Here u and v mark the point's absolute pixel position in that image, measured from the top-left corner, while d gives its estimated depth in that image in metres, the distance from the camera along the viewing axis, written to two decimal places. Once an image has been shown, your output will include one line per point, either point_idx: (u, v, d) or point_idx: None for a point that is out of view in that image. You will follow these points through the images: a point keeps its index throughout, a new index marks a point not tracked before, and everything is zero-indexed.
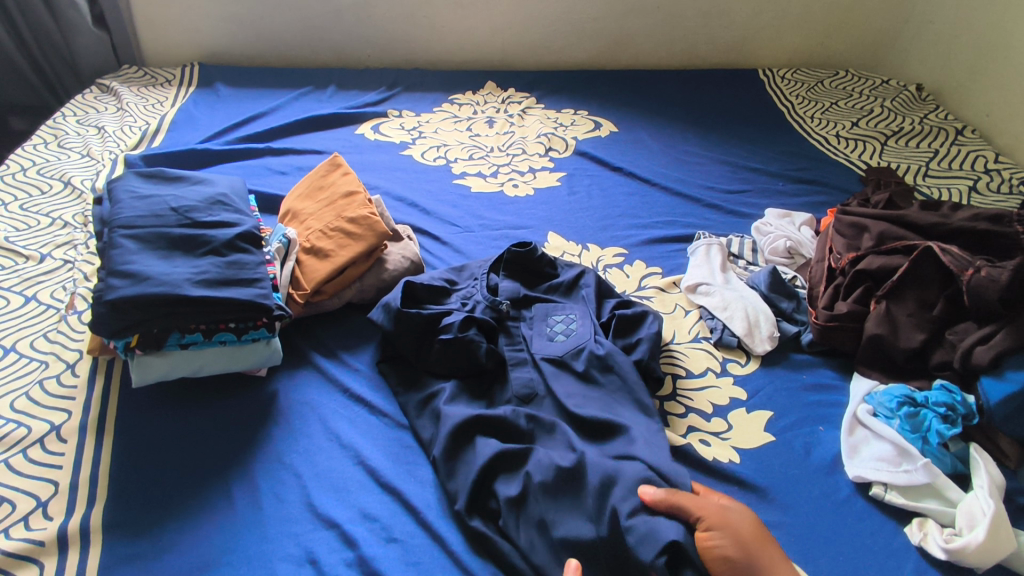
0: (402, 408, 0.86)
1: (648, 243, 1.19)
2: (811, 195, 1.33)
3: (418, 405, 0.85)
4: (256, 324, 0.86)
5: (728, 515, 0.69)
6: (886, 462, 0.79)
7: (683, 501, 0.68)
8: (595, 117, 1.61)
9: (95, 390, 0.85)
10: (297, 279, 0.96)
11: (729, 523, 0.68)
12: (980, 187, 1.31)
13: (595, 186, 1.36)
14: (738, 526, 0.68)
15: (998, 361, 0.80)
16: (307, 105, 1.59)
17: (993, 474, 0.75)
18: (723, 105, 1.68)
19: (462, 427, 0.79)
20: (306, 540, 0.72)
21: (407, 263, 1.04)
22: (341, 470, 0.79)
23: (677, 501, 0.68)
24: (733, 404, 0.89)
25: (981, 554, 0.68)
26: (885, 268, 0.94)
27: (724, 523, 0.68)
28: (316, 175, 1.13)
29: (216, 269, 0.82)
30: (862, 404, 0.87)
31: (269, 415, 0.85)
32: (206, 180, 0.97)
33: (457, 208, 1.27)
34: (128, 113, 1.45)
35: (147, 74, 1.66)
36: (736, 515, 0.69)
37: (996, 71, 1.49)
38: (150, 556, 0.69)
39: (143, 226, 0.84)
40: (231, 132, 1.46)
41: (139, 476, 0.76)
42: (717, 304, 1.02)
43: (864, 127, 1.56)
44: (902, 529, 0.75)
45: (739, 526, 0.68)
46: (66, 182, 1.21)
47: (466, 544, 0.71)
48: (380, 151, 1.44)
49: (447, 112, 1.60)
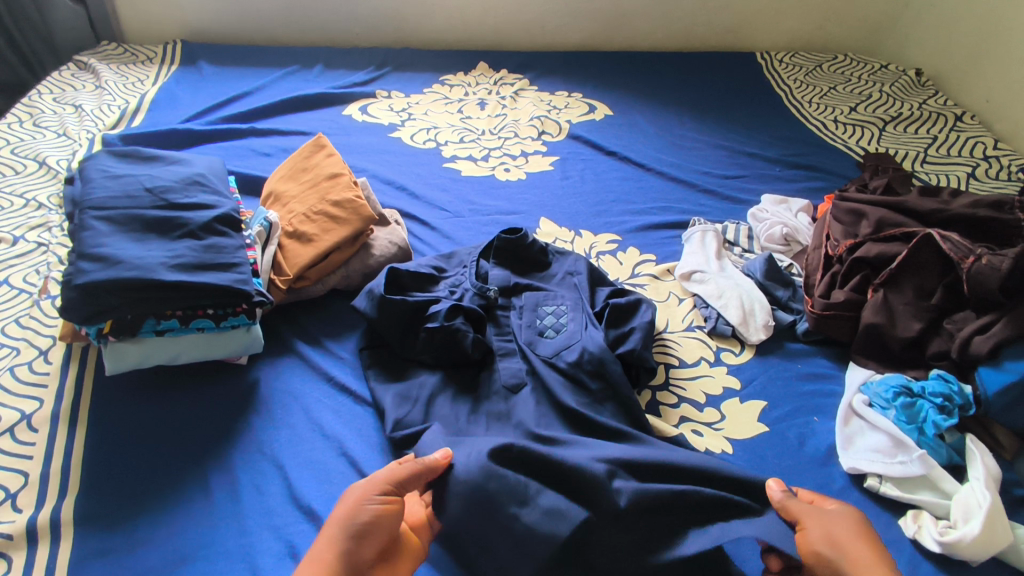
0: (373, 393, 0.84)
1: (642, 229, 1.17)
2: (809, 181, 1.31)
3: (411, 410, 0.80)
4: (236, 311, 0.82)
5: (841, 534, 0.63)
6: (882, 453, 0.77)
7: (795, 509, 0.66)
8: (590, 99, 1.57)
9: (69, 378, 0.82)
10: (279, 264, 0.93)
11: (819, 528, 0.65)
12: (979, 174, 1.29)
13: (589, 170, 1.33)
14: (843, 547, 0.62)
15: (997, 350, 0.78)
16: (292, 85, 1.55)
17: (989, 466, 0.73)
18: (720, 88, 1.64)
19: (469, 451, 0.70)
20: (286, 533, 0.69)
21: (394, 248, 1.01)
22: (324, 460, 0.77)
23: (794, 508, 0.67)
24: (726, 393, 0.88)
25: (977, 547, 0.67)
26: (883, 255, 0.92)
27: (829, 531, 0.64)
28: (299, 155, 1.09)
29: (192, 253, 0.79)
30: (858, 394, 0.85)
31: (249, 404, 0.82)
32: (183, 160, 0.93)
33: (447, 192, 1.23)
34: (106, 91, 1.40)
35: (127, 51, 1.60)
36: (856, 544, 0.62)
37: (997, 55, 1.47)
38: (123, 550, 0.66)
39: (115, 207, 0.80)
40: (214, 112, 1.41)
41: (114, 466, 0.74)
42: (712, 292, 1.00)
43: (862, 112, 1.53)
44: (897, 521, 0.74)
45: (847, 546, 0.62)
46: (40, 162, 1.17)
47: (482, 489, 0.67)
48: (367, 133, 1.40)
49: (438, 93, 1.56)
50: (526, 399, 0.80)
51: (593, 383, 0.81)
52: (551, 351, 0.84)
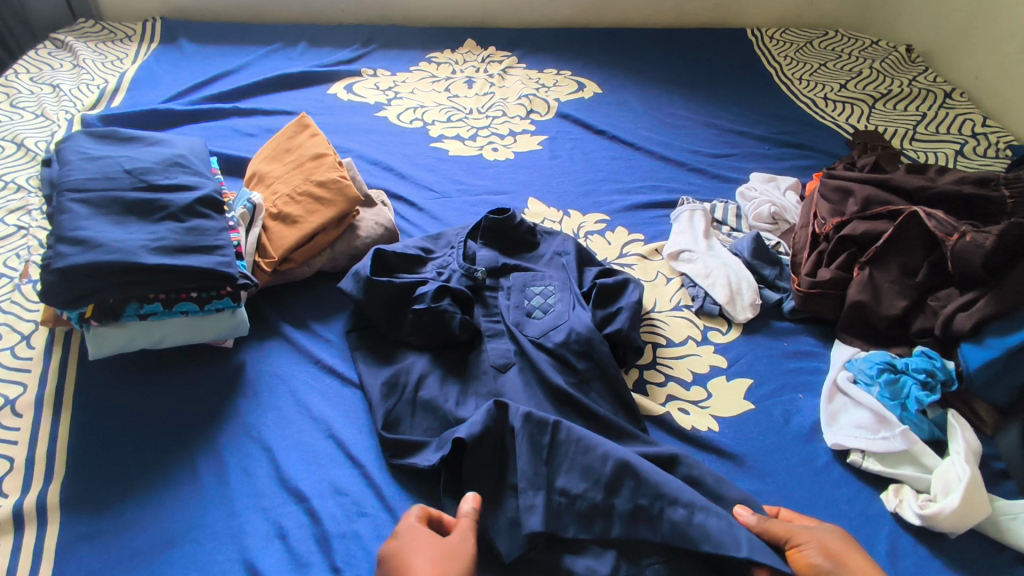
0: (360, 374, 0.84)
1: (632, 209, 1.16)
2: (798, 159, 1.31)
3: (399, 401, 0.79)
4: (220, 294, 0.82)
5: (833, 543, 0.63)
6: (865, 429, 0.78)
7: (778, 527, 0.64)
8: (579, 77, 1.55)
9: (53, 362, 0.81)
10: (263, 246, 0.92)
11: (816, 540, 0.63)
12: (967, 151, 1.29)
13: (578, 149, 1.32)
14: (834, 552, 0.62)
15: (979, 327, 0.79)
16: (275, 63, 1.51)
17: (970, 440, 0.74)
18: (711, 65, 1.63)
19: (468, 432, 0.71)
20: (275, 515, 0.70)
21: (380, 229, 1.00)
22: (311, 441, 0.77)
23: (771, 530, 0.64)
24: (713, 371, 0.88)
25: (955, 519, 0.68)
26: (870, 233, 0.92)
27: (817, 536, 0.63)
28: (283, 136, 1.07)
29: (174, 236, 0.78)
30: (842, 370, 0.86)
31: (235, 386, 0.82)
32: (163, 141, 0.92)
33: (434, 172, 1.22)
34: (84, 70, 1.37)
35: (105, 28, 1.56)
36: (850, 552, 0.62)
37: (987, 31, 1.46)
38: (111, 534, 0.67)
39: (94, 189, 0.79)
40: (196, 91, 1.39)
41: (100, 451, 0.73)
42: (699, 271, 1.00)
43: (852, 89, 1.52)
44: (879, 495, 0.75)
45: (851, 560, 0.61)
46: (18, 143, 1.14)
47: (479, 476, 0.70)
48: (353, 112, 1.38)
49: (424, 71, 1.54)
50: (515, 380, 0.80)
51: (581, 362, 0.81)
52: (542, 330, 0.85)
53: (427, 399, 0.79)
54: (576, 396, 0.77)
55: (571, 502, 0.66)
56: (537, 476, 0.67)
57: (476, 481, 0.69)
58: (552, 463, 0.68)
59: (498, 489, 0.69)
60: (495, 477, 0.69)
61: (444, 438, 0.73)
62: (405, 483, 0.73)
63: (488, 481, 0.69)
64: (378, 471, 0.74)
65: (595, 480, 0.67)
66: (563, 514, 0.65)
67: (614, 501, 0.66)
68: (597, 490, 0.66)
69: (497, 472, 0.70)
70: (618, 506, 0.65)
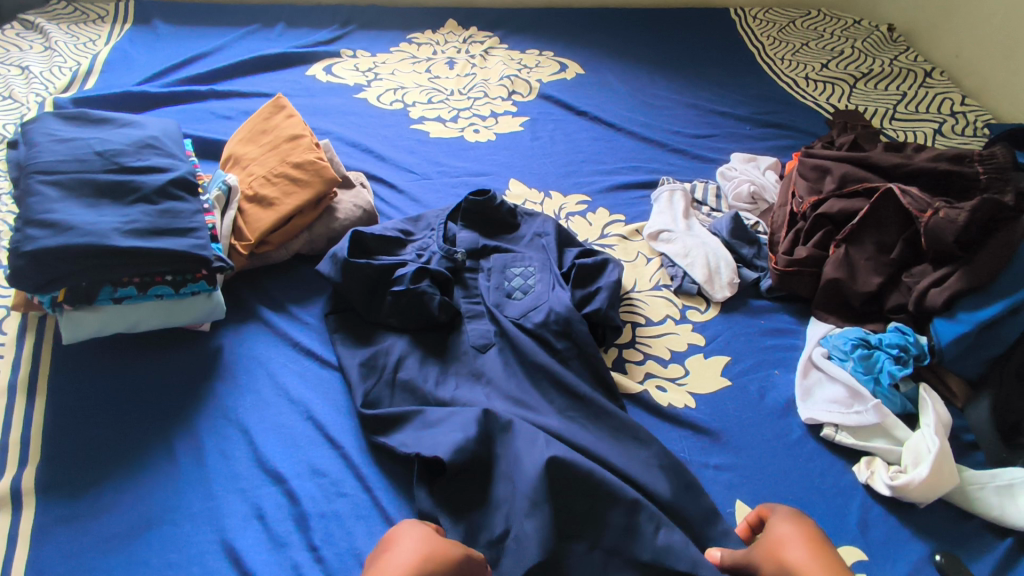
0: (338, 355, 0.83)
1: (613, 190, 1.16)
2: (779, 139, 1.31)
3: (377, 382, 0.79)
4: (196, 277, 0.81)
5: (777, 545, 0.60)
6: (839, 403, 0.80)
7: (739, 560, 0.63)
8: (561, 58, 1.54)
9: (26, 348, 0.80)
10: (240, 229, 0.91)
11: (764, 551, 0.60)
12: (945, 130, 1.30)
13: (560, 131, 1.31)
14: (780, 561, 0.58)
15: (951, 302, 0.80)
16: (252, 45, 1.49)
17: (940, 413, 0.76)
18: (694, 45, 1.62)
19: (462, 434, 0.69)
20: (253, 497, 0.70)
21: (359, 211, 0.99)
22: (290, 425, 0.77)
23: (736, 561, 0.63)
24: (690, 349, 0.89)
25: (924, 490, 0.70)
26: (846, 211, 0.93)
27: (772, 552, 0.60)
28: (259, 117, 1.05)
29: (147, 218, 0.77)
30: (817, 346, 0.87)
31: (212, 368, 0.82)
32: (135, 122, 0.90)
33: (414, 154, 1.21)
34: (55, 53, 1.34)
35: (77, 10, 1.52)
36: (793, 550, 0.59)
37: (967, 11, 1.46)
38: (88, 517, 0.66)
39: (64, 171, 0.78)
40: (172, 73, 1.36)
41: (75, 436, 0.73)
42: (679, 251, 1.00)
43: (833, 69, 1.52)
44: (851, 468, 0.76)
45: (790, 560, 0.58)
46: None
47: (468, 480, 0.69)
48: (332, 94, 1.36)
49: (405, 52, 1.52)
50: (493, 360, 0.81)
51: (562, 341, 0.81)
52: (524, 309, 0.85)
53: (405, 380, 0.79)
54: (557, 374, 0.78)
55: (561, 514, 0.65)
56: (536, 492, 0.64)
57: (455, 487, 0.69)
58: (550, 470, 0.65)
59: (486, 488, 0.69)
60: (474, 482, 0.69)
61: (426, 424, 0.73)
62: (383, 466, 0.74)
63: (471, 483, 0.69)
64: (357, 452, 0.74)
65: (584, 486, 0.66)
66: (557, 520, 0.64)
67: (612, 510, 0.65)
68: (587, 497, 0.65)
69: (482, 482, 0.69)
70: (611, 522, 0.65)
